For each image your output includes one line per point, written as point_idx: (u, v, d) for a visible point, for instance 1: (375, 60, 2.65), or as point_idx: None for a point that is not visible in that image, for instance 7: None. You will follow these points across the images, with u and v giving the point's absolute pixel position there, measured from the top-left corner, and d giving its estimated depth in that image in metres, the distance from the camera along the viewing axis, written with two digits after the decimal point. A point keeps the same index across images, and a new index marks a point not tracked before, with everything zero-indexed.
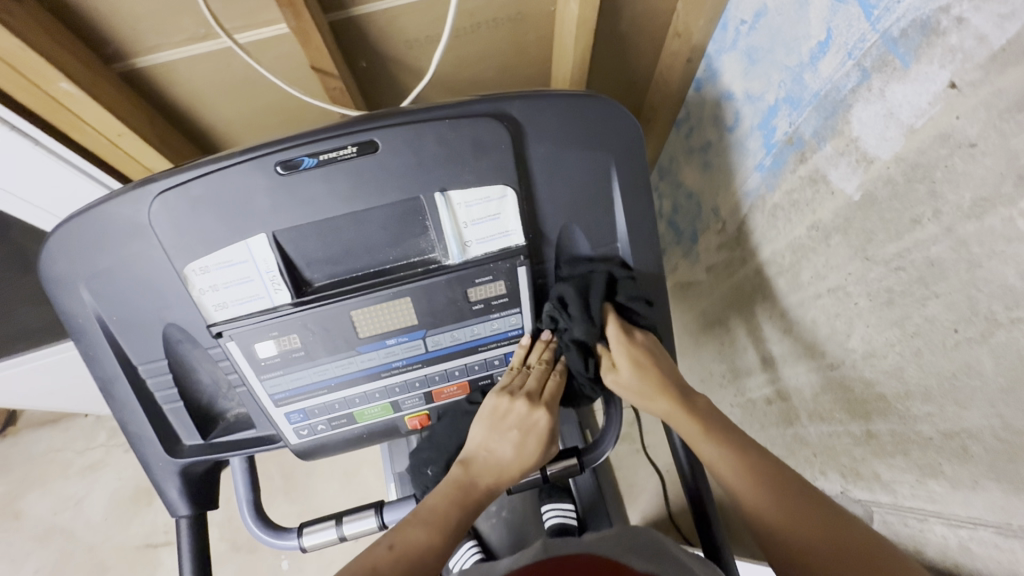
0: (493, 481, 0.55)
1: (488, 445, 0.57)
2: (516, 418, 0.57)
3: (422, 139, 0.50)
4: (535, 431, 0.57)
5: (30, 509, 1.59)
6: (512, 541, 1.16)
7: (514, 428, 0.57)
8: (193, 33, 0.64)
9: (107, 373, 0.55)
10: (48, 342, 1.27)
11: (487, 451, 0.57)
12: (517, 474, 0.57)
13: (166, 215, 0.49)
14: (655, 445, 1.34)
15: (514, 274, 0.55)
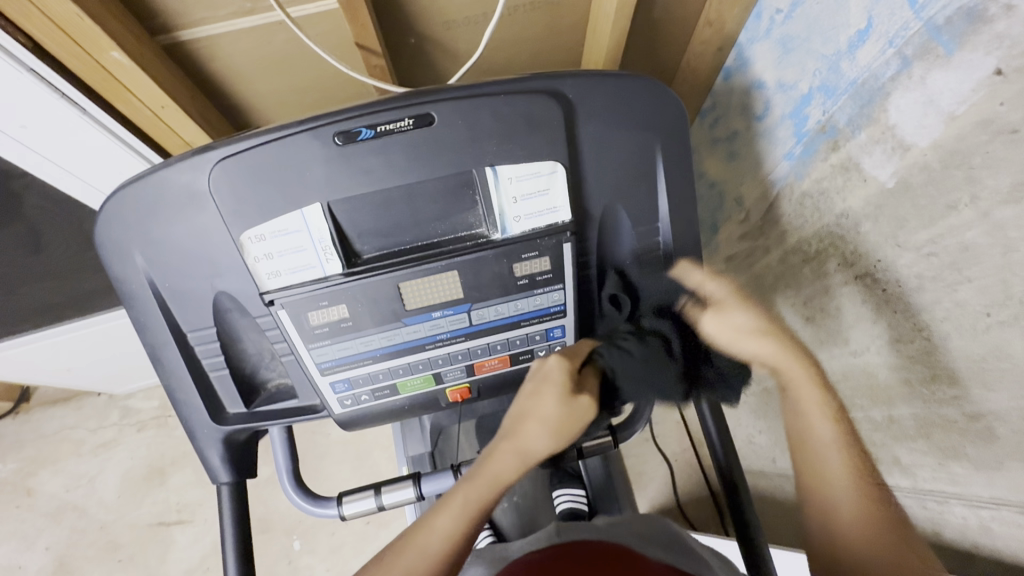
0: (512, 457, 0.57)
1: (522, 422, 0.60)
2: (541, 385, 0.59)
3: (477, 114, 0.51)
4: (552, 390, 0.58)
5: (42, 485, 1.59)
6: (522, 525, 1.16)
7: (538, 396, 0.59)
8: (239, 6, 0.64)
9: (157, 338, 0.56)
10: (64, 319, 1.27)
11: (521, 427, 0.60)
12: (542, 444, 0.57)
13: (226, 182, 0.50)
14: (666, 432, 1.35)
15: (559, 249, 0.56)
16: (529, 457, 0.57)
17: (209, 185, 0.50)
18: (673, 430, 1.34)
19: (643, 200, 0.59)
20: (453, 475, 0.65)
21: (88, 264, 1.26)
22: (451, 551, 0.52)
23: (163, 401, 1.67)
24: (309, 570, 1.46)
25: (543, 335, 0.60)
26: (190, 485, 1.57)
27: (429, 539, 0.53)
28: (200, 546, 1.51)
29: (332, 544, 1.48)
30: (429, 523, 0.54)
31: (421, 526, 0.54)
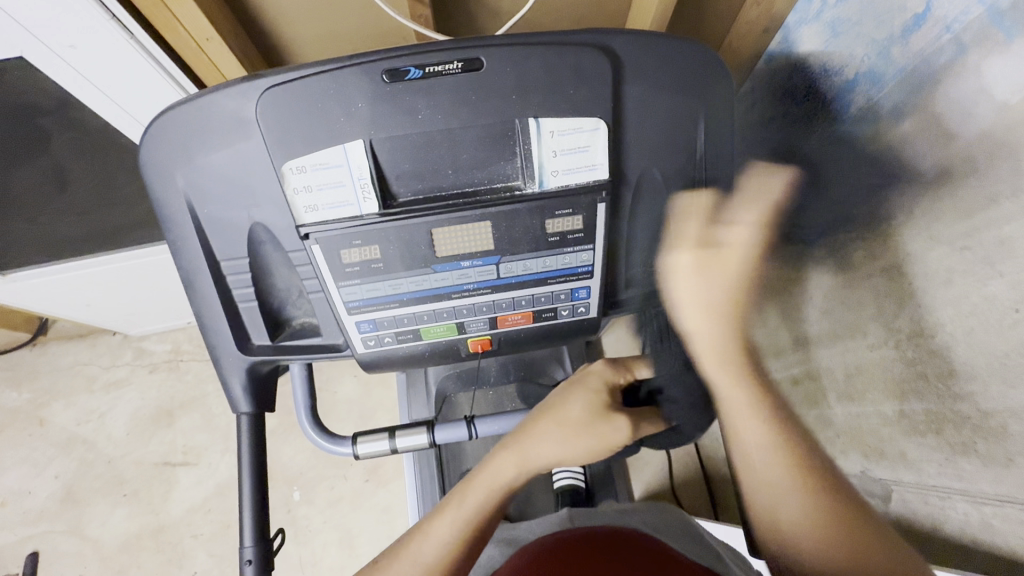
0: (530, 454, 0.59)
1: (563, 412, 0.60)
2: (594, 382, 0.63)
3: (525, 64, 0.51)
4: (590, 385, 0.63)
5: (54, 417, 1.64)
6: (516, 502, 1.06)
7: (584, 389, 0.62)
8: None
9: (190, 263, 0.57)
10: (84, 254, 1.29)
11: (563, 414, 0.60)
12: (567, 427, 0.59)
13: (271, 112, 0.50)
14: None
15: (593, 209, 0.56)
16: (541, 455, 0.59)
17: (255, 113, 0.51)
18: None
19: (680, 168, 0.58)
20: (465, 426, 0.66)
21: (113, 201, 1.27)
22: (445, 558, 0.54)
23: (175, 345, 1.70)
24: (305, 520, 1.51)
25: (568, 295, 0.60)
26: (197, 429, 1.60)
27: (422, 545, 0.55)
28: (203, 488, 1.55)
29: (330, 497, 1.52)
30: (426, 529, 0.56)
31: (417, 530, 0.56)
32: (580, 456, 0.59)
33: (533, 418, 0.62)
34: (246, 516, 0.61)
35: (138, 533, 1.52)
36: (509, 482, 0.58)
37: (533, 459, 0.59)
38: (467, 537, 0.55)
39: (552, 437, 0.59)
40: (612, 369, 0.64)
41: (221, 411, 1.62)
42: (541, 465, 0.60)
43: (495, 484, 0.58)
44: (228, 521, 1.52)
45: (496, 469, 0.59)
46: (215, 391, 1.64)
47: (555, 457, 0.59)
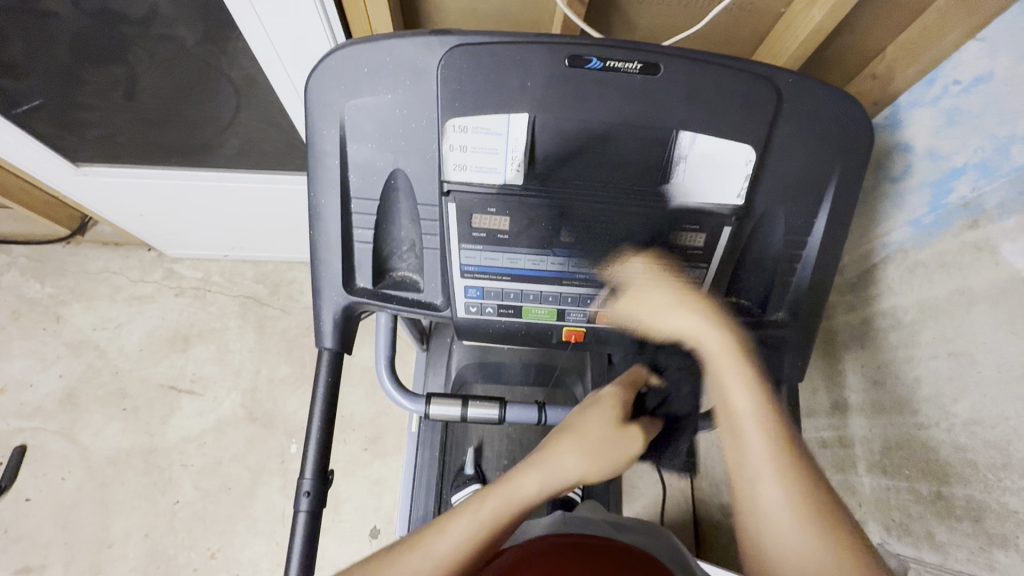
0: (538, 487, 0.57)
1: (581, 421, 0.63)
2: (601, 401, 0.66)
3: (698, 80, 0.54)
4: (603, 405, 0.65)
5: (72, 317, 1.63)
6: None
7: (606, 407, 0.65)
8: None
9: (324, 194, 0.59)
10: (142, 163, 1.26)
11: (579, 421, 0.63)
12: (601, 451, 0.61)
13: (453, 73, 0.53)
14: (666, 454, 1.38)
15: (719, 230, 0.58)
16: (572, 468, 0.59)
17: (435, 69, 0.53)
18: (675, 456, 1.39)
19: (804, 212, 0.60)
20: (536, 410, 0.69)
21: (184, 119, 1.25)
22: (459, 560, 0.51)
23: (206, 275, 1.69)
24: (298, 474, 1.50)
25: None
26: (209, 361, 1.60)
27: (437, 539, 0.52)
28: (203, 421, 1.54)
29: None
30: (442, 526, 0.53)
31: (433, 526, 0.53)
32: (605, 469, 0.61)
33: (560, 432, 0.63)
34: (310, 448, 0.62)
35: (129, 451, 1.51)
36: (531, 497, 0.56)
37: (562, 471, 0.59)
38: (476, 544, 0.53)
39: (589, 444, 0.61)
40: (622, 387, 0.67)
41: (236, 348, 1.62)
42: (564, 484, 0.59)
43: (520, 498, 0.56)
44: (222, 458, 1.51)
45: (520, 484, 0.57)
46: (234, 329, 1.64)
47: (581, 470, 0.59)
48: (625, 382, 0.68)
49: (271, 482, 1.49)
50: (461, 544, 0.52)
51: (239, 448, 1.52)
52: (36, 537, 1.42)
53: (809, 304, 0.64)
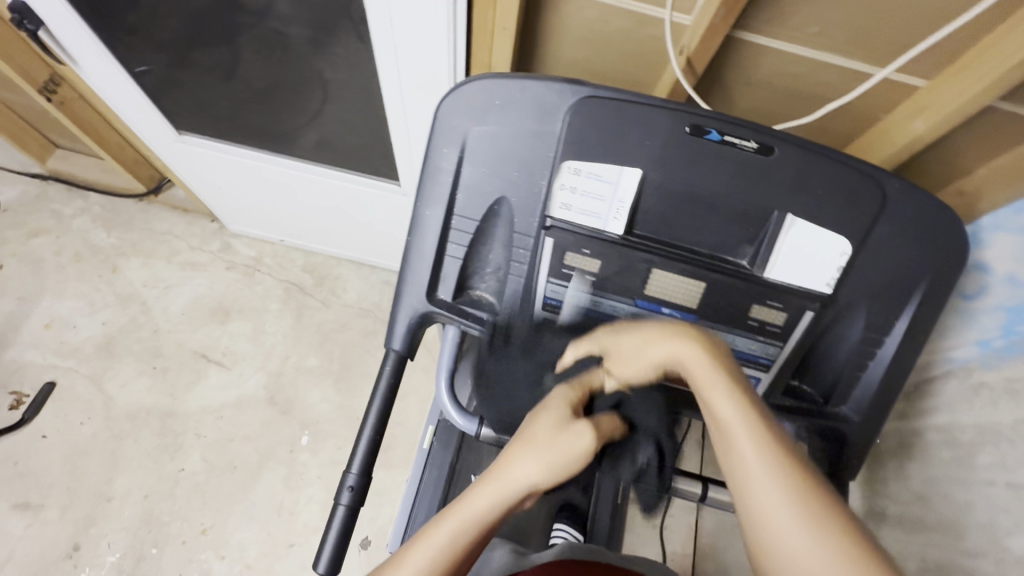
0: (487, 505, 0.53)
1: (532, 421, 0.57)
2: (556, 400, 0.58)
3: (807, 168, 0.56)
4: (557, 406, 0.57)
5: (127, 270, 1.69)
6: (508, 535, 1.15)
7: (555, 408, 0.57)
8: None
9: (430, 206, 0.62)
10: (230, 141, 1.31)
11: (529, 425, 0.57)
12: (564, 461, 0.54)
13: (579, 121, 0.56)
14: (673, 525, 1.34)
15: (801, 314, 0.59)
16: (516, 478, 0.53)
17: (563, 113, 0.57)
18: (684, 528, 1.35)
19: (884, 312, 0.61)
20: None
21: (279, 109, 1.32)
22: None
23: (260, 255, 1.75)
24: (303, 467, 1.49)
25: None
26: (244, 338, 1.64)
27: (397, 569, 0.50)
28: (225, 394, 1.56)
29: (333, 456, 1.50)
30: (400, 559, 0.51)
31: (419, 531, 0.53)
32: (556, 477, 0.54)
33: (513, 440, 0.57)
34: (362, 442, 0.64)
35: (149, 409, 1.53)
36: (484, 519, 0.52)
37: (510, 483, 0.53)
38: (466, 545, 0.52)
39: (539, 451, 0.54)
40: (573, 387, 0.59)
41: (271, 330, 1.65)
42: (518, 497, 0.53)
43: (503, 491, 0.53)
44: (234, 435, 1.52)
45: (474, 501, 0.53)
46: (274, 311, 1.68)
47: (536, 480, 0.53)
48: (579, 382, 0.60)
49: (276, 469, 1.48)
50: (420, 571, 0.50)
51: (253, 428, 1.53)
52: (42, 476, 1.44)
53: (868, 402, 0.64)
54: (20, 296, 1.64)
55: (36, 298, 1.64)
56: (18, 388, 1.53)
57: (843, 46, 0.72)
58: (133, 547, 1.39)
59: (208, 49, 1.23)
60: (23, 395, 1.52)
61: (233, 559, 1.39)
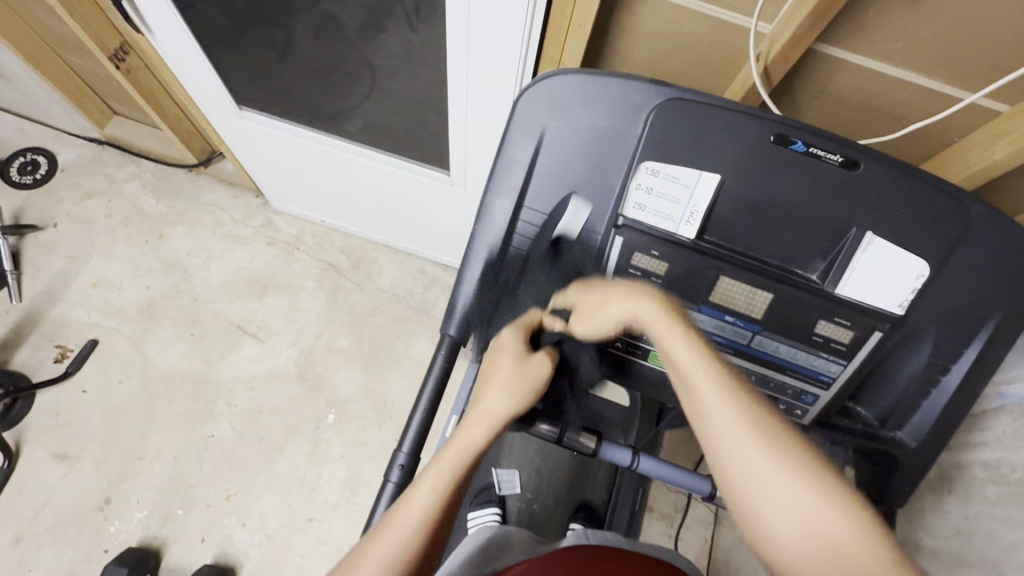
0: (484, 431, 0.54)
1: (491, 364, 0.60)
2: (506, 342, 0.61)
3: (891, 185, 0.55)
4: (506, 345, 0.60)
5: (173, 237, 1.74)
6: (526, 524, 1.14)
7: (510, 347, 0.60)
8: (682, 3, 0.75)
9: (500, 195, 0.63)
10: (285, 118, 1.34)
11: (490, 367, 0.60)
12: (525, 385, 0.58)
13: (663, 123, 0.57)
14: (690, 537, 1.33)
15: (868, 334, 0.58)
16: (494, 406, 0.56)
17: (648, 114, 0.58)
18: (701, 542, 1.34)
19: (956, 340, 0.59)
20: (630, 454, 0.69)
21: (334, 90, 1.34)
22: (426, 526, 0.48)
23: (300, 233, 1.78)
24: (327, 444, 1.51)
25: (796, 394, 0.64)
26: (279, 313, 1.67)
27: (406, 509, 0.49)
28: (257, 366, 1.60)
29: (357, 437, 1.52)
30: (407, 495, 0.51)
31: (400, 498, 0.51)
32: (526, 400, 0.57)
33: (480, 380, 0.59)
34: (412, 424, 0.65)
35: (184, 374, 1.57)
36: (477, 450, 0.53)
37: (491, 414, 0.55)
38: (447, 501, 0.50)
39: (504, 382, 0.57)
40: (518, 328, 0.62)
41: (305, 307, 1.68)
42: (499, 425, 0.55)
43: (467, 448, 0.53)
44: (263, 407, 1.55)
45: (467, 432, 0.54)
46: (310, 290, 1.70)
47: (508, 408, 0.56)
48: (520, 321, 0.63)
49: (301, 444, 1.51)
50: (429, 507, 0.49)
51: (281, 402, 1.56)
52: (80, 429, 1.50)
53: (930, 434, 0.61)
54: (70, 254, 1.70)
55: (85, 257, 1.70)
56: (63, 343, 1.59)
57: (925, 66, 0.71)
58: (160, 506, 1.43)
59: (271, 28, 1.26)
60: (67, 349, 1.58)
61: (253, 527, 1.42)
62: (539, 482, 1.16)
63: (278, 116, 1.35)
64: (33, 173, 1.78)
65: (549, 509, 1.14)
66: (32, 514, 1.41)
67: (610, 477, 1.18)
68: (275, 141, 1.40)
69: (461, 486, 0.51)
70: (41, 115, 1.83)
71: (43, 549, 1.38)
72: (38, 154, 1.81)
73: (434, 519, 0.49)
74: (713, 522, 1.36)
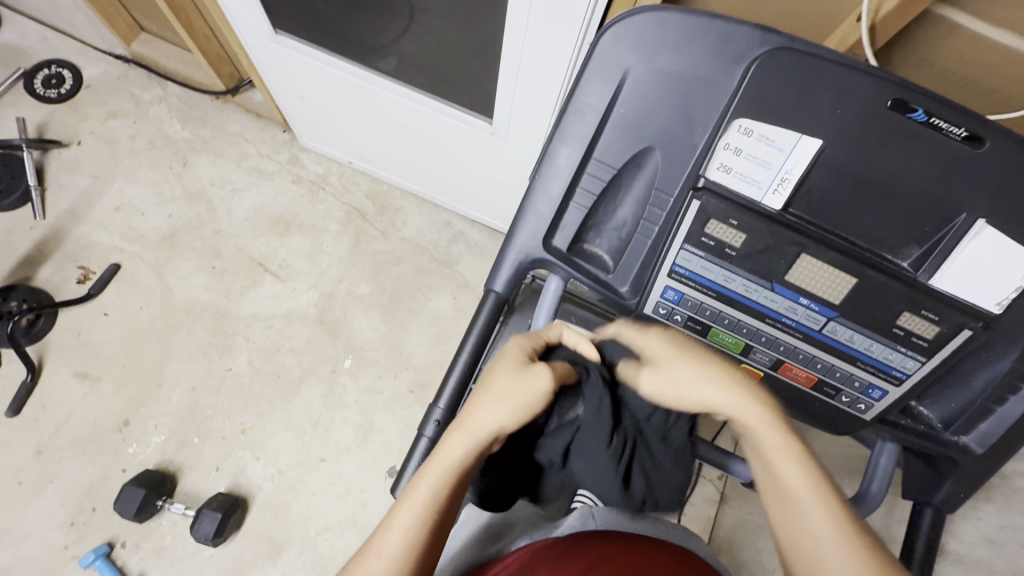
0: (463, 454, 0.53)
1: (488, 375, 0.57)
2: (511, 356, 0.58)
3: (1017, 166, 0.48)
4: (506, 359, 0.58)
5: (197, 166, 1.70)
6: None
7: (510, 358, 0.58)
8: None
9: (567, 145, 0.58)
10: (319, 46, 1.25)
11: (487, 378, 0.57)
12: (526, 403, 0.55)
13: (765, 75, 0.51)
14: (697, 514, 1.33)
15: (956, 331, 0.53)
16: (483, 426, 0.54)
17: (745, 64, 0.52)
18: (707, 520, 1.34)
19: None
20: None
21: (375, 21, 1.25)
22: (409, 556, 0.49)
23: (325, 173, 1.73)
24: (342, 388, 1.51)
25: (861, 387, 0.60)
26: (301, 253, 1.64)
27: (388, 537, 0.50)
28: (277, 305, 1.58)
29: (373, 383, 1.52)
30: (385, 527, 0.51)
31: (379, 525, 0.51)
32: (518, 417, 0.55)
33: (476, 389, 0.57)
34: (452, 379, 0.65)
35: (204, 306, 1.57)
36: (458, 466, 0.53)
37: (477, 431, 0.54)
38: (430, 530, 0.51)
39: (495, 399, 0.55)
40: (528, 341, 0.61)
41: (327, 250, 1.65)
42: (486, 444, 0.54)
43: (448, 470, 0.52)
44: (280, 346, 1.54)
45: (446, 451, 0.53)
46: (333, 233, 1.67)
47: (500, 425, 0.54)
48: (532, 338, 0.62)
49: (316, 385, 1.51)
50: (410, 533, 0.50)
51: (299, 343, 1.55)
52: (102, 350, 1.51)
53: (1001, 443, 0.57)
54: (94, 174, 1.66)
55: (108, 179, 1.66)
56: (86, 264, 1.58)
57: None
58: (177, 433, 1.46)
59: None
60: (90, 271, 1.57)
61: (266, 461, 1.44)
62: None
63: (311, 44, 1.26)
64: (58, 88, 1.73)
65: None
66: (54, 428, 1.44)
67: None
68: (307, 72, 1.32)
69: (441, 509, 0.52)
70: (68, 27, 1.76)
71: (65, 463, 1.41)
72: (63, 67, 1.75)
73: (416, 546, 0.50)
74: (719, 502, 1.36)
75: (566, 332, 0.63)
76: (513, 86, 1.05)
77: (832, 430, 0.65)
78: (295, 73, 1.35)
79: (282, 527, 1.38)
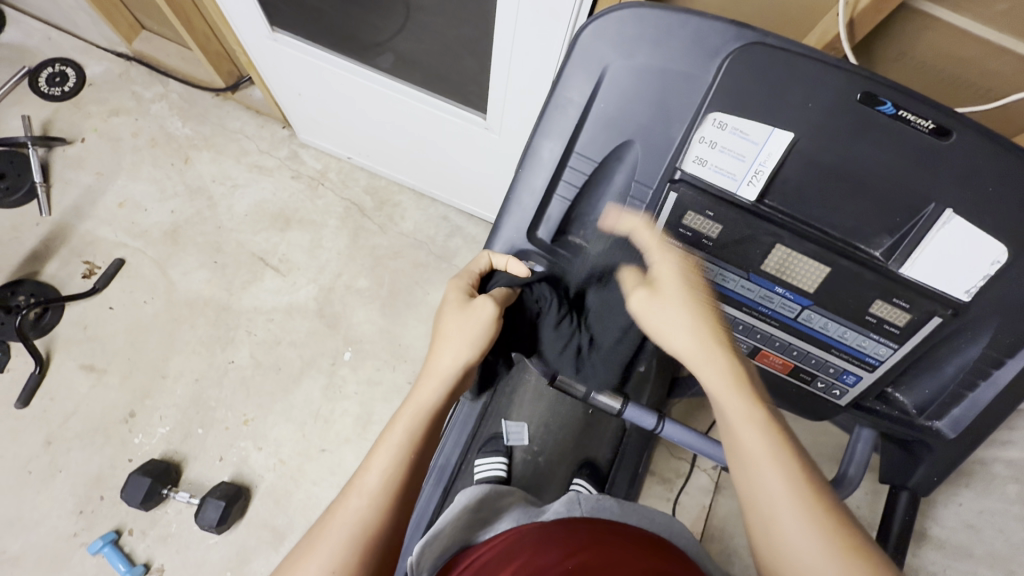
0: (438, 388, 0.58)
1: (442, 323, 0.61)
2: (452, 303, 0.63)
3: (984, 157, 0.50)
4: (450, 306, 0.62)
5: (198, 162, 1.72)
6: (530, 478, 1.16)
7: (450, 305, 0.62)
8: None
9: (550, 139, 0.61)
10: (315, 42, 1.27)
11: (440, 326, 0.61)
12: (478, 332, 0.60)
13: (738, 70, 0.52)
14: (690, 502, 1.36)
15: (926, 318, 0.54)
16: (445, 364, 0.59)
17: (715, 62, 0.54)
18: (701, 507, 1.36)
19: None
20: (656, 419, 0.72)
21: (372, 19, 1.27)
22: (390, 489, 0.52)
23: (325, 169, 1.75)
24: (342, 380, 1.54)
25: (836, 374, 0.62)
26: (301, 248, 1.66)
27: (367, 477, 0.52)
28: (277, 299, 1.61)
29: (372, 376, 1.55)
30: (365, 467, 0.53)
31: (358, 471, 0.53)
32: (474, 347, 0.59)
33: (432, 339, 0.62)
34: None
35: (207, 300, 1.60)
36: (429, 404, 0.57)
37: (440, 372, 0.59)
38: (408, 465, 0.54)
39: (451, 338, 0.60)
40: (461, 281, 0.64)
41: (327, 245, 1.67)
42: (456, 377, 0.59)
43: (420, 410, 0.56)
44: (281, 339, 1.57)
45: (419, 396, 0.58)
46: (332, 228, 1.69)
47: (459, 358, 0.59)
48: (465, 275, 0.65)
49: (317, 378, 1.54)
50: (390, 470, 0.52)
51: (299, 336, 1.58)
52: (107, 343, 1.54)
53: (973, 428, 0.59)
54: (97, 171, 1.69)
55: (112, 175, 1.69)
56: (90, 259, 1.61)
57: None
58: (182, 424, 1.49)
59: None
60: (94, 266, 1.60)
61: (268, 451, 1.47)
62: (544, 435, 1.17)
63: (308, 40, 1.28)
64: (61, 86, 1.75)
65: (554, 464, 1.16)
66: (62, 419, 1.47)
67: (616, 438, 1.18)
68: (304, 68, 1.34)
69: (418, 449, 0.55)
70: (70, 25, 1.78)
71: (73, 453, 1.45)
72: (66, 66, 1.77)
73: (396, 488, 0.52)
74: (713, 491, 1.38)
75: (494, 257, 0.66)
76: (506, 81, 1.07)
77: (809, 414, 0.68)
78: (291, 68, 1.36)
79: (284, 516, 1.41)
